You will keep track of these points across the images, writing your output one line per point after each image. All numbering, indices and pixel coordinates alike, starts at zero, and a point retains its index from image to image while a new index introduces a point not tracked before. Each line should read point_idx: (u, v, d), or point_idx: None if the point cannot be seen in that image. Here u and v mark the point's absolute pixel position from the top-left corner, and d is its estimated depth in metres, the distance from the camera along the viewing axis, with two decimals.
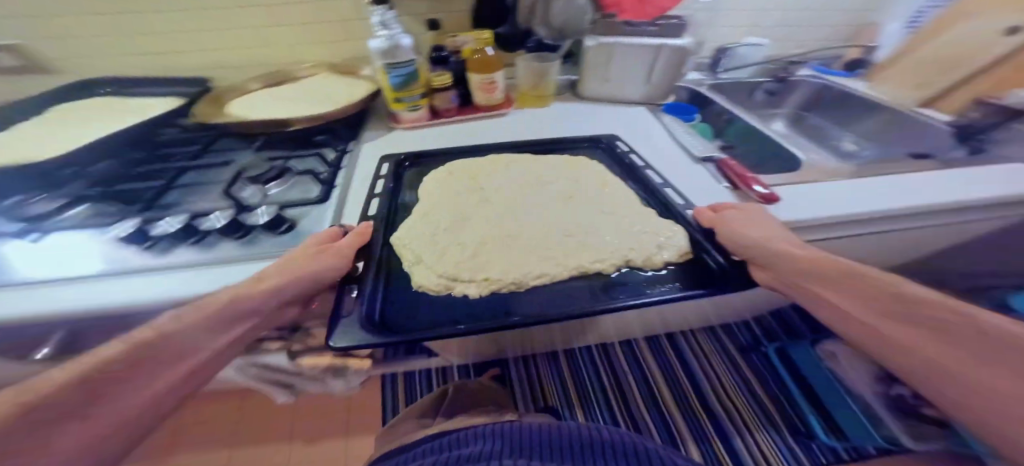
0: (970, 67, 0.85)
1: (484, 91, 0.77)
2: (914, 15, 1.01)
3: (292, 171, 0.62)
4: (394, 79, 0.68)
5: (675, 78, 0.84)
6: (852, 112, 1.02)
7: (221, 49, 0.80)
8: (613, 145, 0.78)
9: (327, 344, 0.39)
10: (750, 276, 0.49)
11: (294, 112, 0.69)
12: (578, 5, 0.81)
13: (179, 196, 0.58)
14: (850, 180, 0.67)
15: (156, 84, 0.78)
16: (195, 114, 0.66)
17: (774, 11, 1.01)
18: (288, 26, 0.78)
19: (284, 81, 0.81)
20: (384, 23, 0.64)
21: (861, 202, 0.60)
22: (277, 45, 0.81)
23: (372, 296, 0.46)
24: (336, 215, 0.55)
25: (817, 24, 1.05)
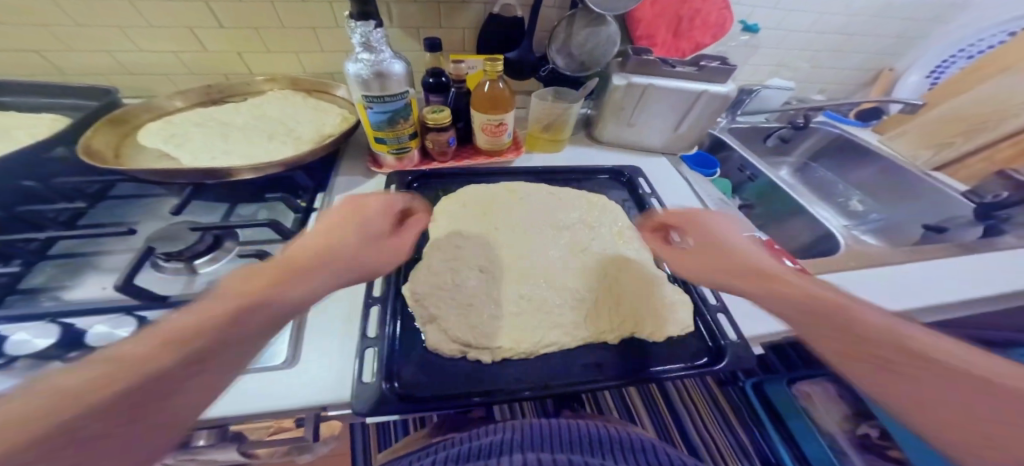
0: (997, 131, 0.78)
1: (490, 133, 0.64)
2: (938, 66, 0.96)
3: (235, 239, 0.44)
4: (377, 114, 0.53)
5: (707, 127, 0.74)
6: (862, 167, 0.96)
7: (137, 51, 0.60)
8: (635, 183, 0.69)
9: (355, 415, 0.34)
10: (747, 359, 0.42)
11: (233, 151, 0.50)
12: (609, 33, 0.67)
13: (44, 277, 0.37)
14: (897, 266, 0.58)
15: (46, 94, 0.58)
16: (85, 150, 0.45)
17: (806, 52, 0.91)
18: (233, 29, 0.60)
19: (226, 100, 0.63)
20: (366, 42, 0.48)
21: (905, 296, 0.54)
22: (221, 51, 0.62)
23: (382, 361, 0.38)
24: (293, 338, 0.39)
25: (839, 68, 0.98)
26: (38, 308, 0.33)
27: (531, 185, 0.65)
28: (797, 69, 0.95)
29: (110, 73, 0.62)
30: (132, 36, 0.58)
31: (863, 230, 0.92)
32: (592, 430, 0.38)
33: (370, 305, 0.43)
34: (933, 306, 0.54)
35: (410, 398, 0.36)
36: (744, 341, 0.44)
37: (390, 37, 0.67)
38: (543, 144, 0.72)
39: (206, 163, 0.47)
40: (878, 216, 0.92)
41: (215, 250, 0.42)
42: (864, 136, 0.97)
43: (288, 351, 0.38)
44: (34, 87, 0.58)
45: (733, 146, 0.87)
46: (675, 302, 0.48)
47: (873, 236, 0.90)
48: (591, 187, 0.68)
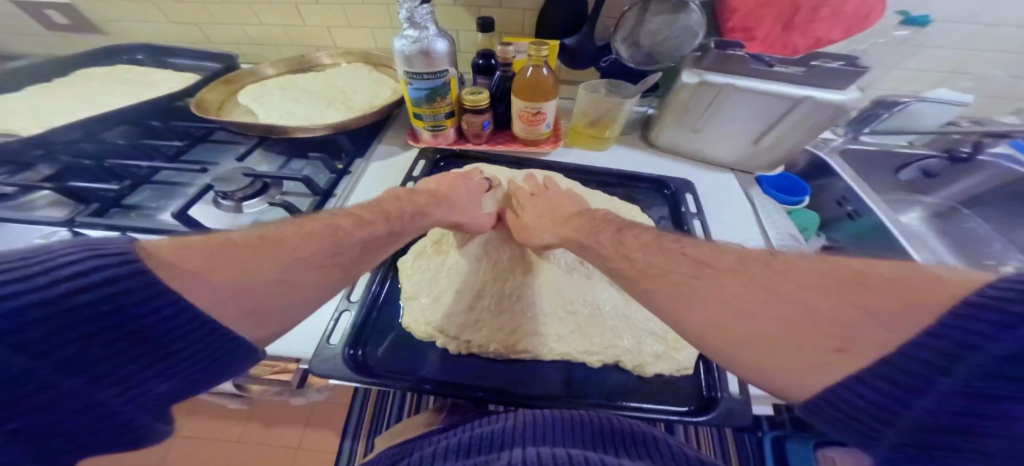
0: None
1: (526, 121, 0.61)
2: None
3: (276, 189, 0.52)
4: (416, 90, 0.54)
5: (803, 144, 0.58)
6: None
7: (254, 23, 0.73)
8: (678, 199, 0.60)
9: (311, 371, 0.39)
10: (733, 421, 0.37)
11: (294, 112, 0.59)
12: (689, 24, 0.56)
13: (147, 199, 0.51)
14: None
15: (194, 55, 0.76)
16: (200, 103, 0.59)
17: (1015, 53, 0.62)
18: (319, 5, 0.67)
19: (310, 69, 0.73)
20: (411, 18, 0.49)
21: None
22: (313, 26, 0.71)
23: (354, 327, 0.42)
24: None
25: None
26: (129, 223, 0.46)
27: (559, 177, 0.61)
28: (990, 77, 0.66)
29: (237, 42, 0.77)
30: (251, 10, 0.70)
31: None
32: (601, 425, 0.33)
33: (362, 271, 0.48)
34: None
35: (365, 369, 0.39)
36: (745, 398, 0.38)
37: (451, 14, 0.68)
38: (583, 140, 0.67)
39: (273, 120, 0.56)
40: None
41: (259, 195, 0.51)
42: None
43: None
44: (189, 52, 0.75)
45: (842, 173, 0.67)
46: (679, 339, 0.44)
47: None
48: (625, 194, 0.62)
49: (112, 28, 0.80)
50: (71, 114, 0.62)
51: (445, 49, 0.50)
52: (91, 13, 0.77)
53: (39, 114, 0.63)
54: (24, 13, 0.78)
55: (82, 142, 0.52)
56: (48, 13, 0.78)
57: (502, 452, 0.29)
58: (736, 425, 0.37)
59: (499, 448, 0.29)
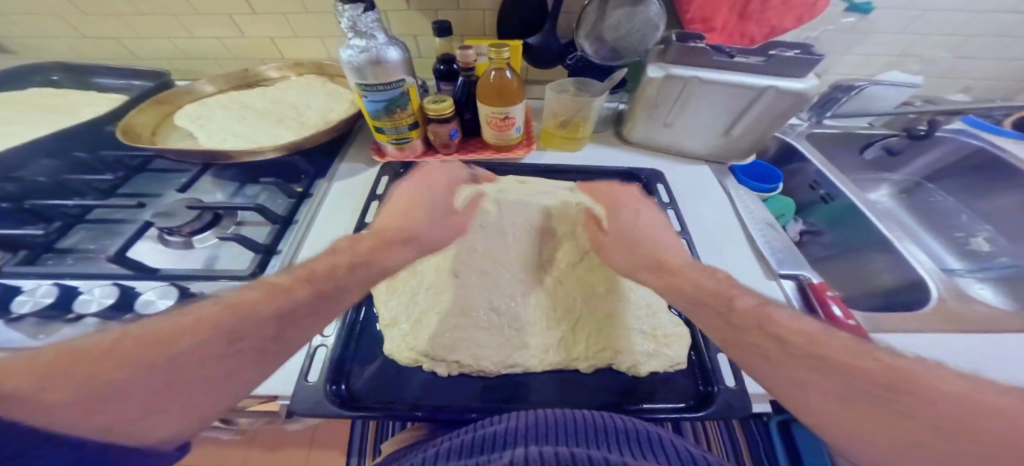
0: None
1: (495, 126, 0.59)
2: None
3: (232, 219, 0.49)
4: (373, 103, 0.51)
5: (768, 131, 0.59)
6: (991, 189, 0.71)
7: (186, 36, 0.66)
8: (650, 189, 0.61)
9: (290, 412, 0.37)
10: (728, 414, 0.37)
11: (242, 133, 0.55)
12: (649, 16, 0.56)
13: (79, 240, 0.46)
14: (1015, 337, 0.42)
15: (118, 73, 0.68)
16: (126, 129, 0.53)
17: (949, 35, 0.66)
18: (258, 15, 0.62)
19: (257, 84, 0.68)
20: (355, 27, 0.45)
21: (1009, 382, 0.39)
22: (254, 37, 0.66)
23: (333, 361, 0.40)
24: None
25: (1001, 58, 0.69)
26: (67, 269, 0.41)
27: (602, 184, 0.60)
28: (929, 59, 0.70)
29: (170, 57, 0.71)
30: (183, 23, 0.64)
31: (979, 277, 0.68)
32: (584, 423, 0.30)
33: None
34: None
35: (353, 404, 0.38)
36: (740, 388, 0.39)
37: (407, 20, 0.64)
38: (556, 141, 0.66)
39: (215, 144, 0.52)
40: (1011, 261, 0.66)
41: (211, 228, 0.47)
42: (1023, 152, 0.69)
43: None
44: (111, 69, 0.68)
45: (809, 156, 0.70)
46: (668, 335, 0.44)
47: (992, 286, 0.66)
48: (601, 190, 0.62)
49: (18, 46, 0.71)
50: None
51: (399, 57, 0.48)
52: None
53: None
54: None
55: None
56: None
57: (506, 451, 0.25)
58: (733, 419, 0.37)
59: (499, 449, 0.26)
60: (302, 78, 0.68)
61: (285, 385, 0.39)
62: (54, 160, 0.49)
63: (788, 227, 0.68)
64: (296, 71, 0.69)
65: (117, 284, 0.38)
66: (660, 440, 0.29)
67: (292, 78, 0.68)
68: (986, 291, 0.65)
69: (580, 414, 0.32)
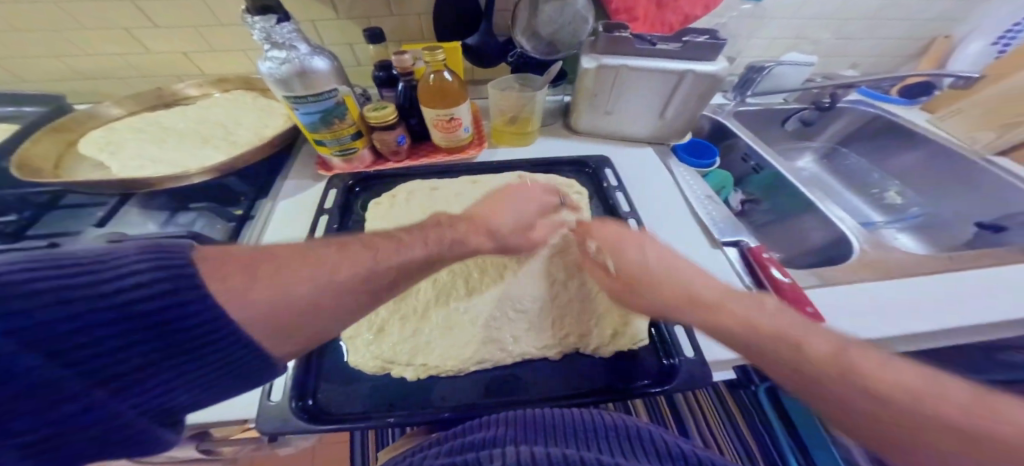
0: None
1: (442, 129, 0.59)
2: (1004, 35, 0.77)
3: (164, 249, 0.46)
4: (307, 115, 0.49)
5: (698, 112, 0.64)
6: (887, 148, 0.81)
7: (91, 57, 0.62)
8: (599, 176, 0.64)
9: (258, 431, 0.35)
10: (691, 381, 0.40)
11: (165, 160, 0.52)
12: (577, 10, 0.59)
13: None
14: (915, 280, 0.48)
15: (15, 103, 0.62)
16: (24, 164, 0.48)
17: (835, 18, 0.75)
18: (161, 30, 0.58)
19: (174, 102, 0.65)
20: (270, 38, 0.43)
21: (914, 319, 0.44)
22: (167, 55, 0.62)
23: (297, 378, 0.39)
24: None
25: (875, 37, 0.80)
26: None
27: (554, 176, 0.62)
28: (821, 40, 0.79)
29: (65, 78, 0.65)
30: (84, 44, 0.60)
31: (897, 227, 0.76)
32: (576, 418, 0.33)
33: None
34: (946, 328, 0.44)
35: (324, 417, 0.37)
36: (698, 358, 0.41)
37: (337, 29, 0.63)
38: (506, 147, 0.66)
39: (135, 174, 0.48)
40: (921, 210, 0.76)
41: None
42: (911, 117, 0.79)
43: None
44: None
45: (739, 133, 0.76)
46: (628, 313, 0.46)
47: (908, 234, 0.74)
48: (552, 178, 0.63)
49: None
50: None
51: (327, 65, 0.46)
52: None
53: None
54: None
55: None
56: None
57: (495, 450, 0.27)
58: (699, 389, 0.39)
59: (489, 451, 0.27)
60: (229, 94, 0.65)
61: (246, 406, 0.37)
62: None
63: (730, 199, 0.74)
64: (219, 87, 0.65)
65: None
66: (650, 436, 0.32)
67: (214, 94, 0.65)
68: (904, 239, 0.74)
69: (577, 413, 0.34)
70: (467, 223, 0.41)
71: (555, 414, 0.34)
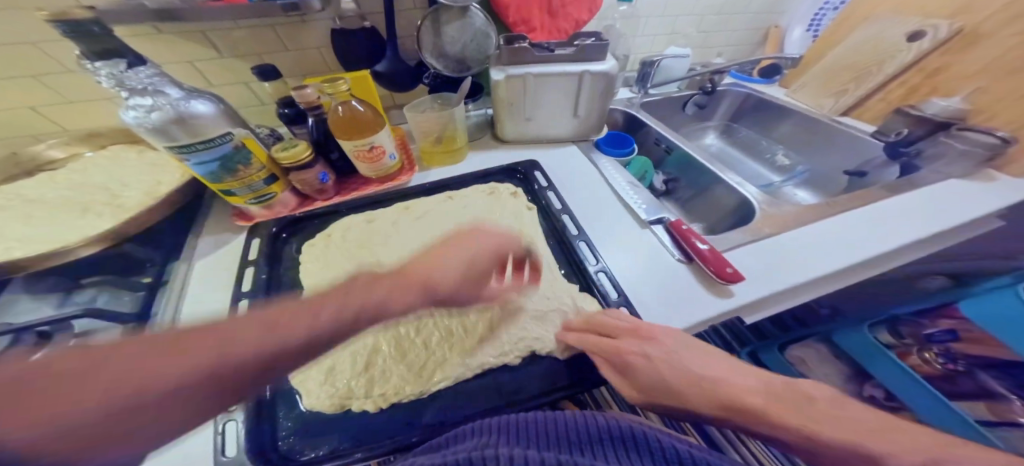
0: (880, 75, 0.75)
1: (366, 160, 0.58)
2: (814, 18, 0.96)
3: None
4: (200, 165, 0.45)
5: (605, 108, 0.69)
6: (764, 120, 0.95)
7: None
8: (530, 179, 0.67)
9: None
10: None
11: (31, 237, 0.45)
12: (478, 27, 0.62)
13: None
14: (805, 229, 0.56)
15: None
16: None
17: (696, 15, 0.88)
18: (9, 81, 0.53)
19: (34, 169, 0.58)
20: (123, 84, 0.39)
21: (806, 261, 0.51)
22: (10, 111, 0.56)
23: (250, 427, 0.36)
24: None
25: (725, 30, 0.96)
26: None
27: (488, 189, 0.64)
28: (689, 34, 0.92)
29: None
30: None
31: (794, 183, 0.88)
32: (568, 420, 0.35)
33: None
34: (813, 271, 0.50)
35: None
36: None
37: (220, 68, 0.59)
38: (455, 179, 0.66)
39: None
40: (805, 168, 0.87)
41: None
42: (773, 93, 0.93)
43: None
44: None
45: (648, 122, 0.84)
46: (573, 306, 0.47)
47: (802, 188, 0.86)
48: (487, 189, 0.65)
49: None
50: None
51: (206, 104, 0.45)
52: None
53: None
54: None
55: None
56: None
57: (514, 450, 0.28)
58: None
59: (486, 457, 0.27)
60: (105, 149, 0.61)
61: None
62: None
63: (654, 181, 0.81)
64: (91, 144, 0.61)
65: None
66: (644, 438, 0.34)
67: (86, 153, 0.60)
68: (800, 192, 0.86)
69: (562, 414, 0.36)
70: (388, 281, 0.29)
71: (542, 418, 0.35)
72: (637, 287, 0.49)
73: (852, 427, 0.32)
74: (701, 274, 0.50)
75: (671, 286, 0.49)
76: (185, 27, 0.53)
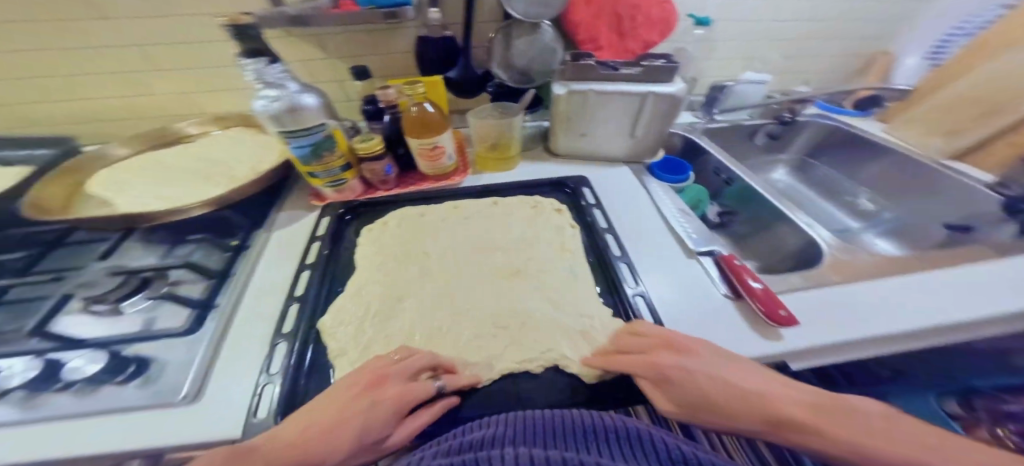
0: (1011, 117, 0.65)
1: (427, 157, 0.63)
2: (937, 45, 0.86)
3: (165, 278, 0.52)
4: (298, 148, 0.52)
5: (666, 130, 0.68)
6: (848, 158, 0.86)
7: (115, 104, 0.70)
8: (578, 194, 0.67)
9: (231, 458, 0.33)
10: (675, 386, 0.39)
11: (163, 195, 0.56)
12: (546, 43, 0.64)
13: None
14: (891, 280, 0.49)
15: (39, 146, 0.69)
16: (33, 206, 0.53)
17: (779, 42, 0.84)
18: (175, 71, 0.67)
19: (175, 141, 0.72)
20: (262, 78, 0.47)
21: (889, 313, 0.45)
22: (168, 94, 0.70)
23: (284, 394, 0.37)
24: (190, 378, 0.38)
25: (816, 55, 0.89)
26: None
27: (534, 200, 0.66)
28: (772, 58, 0.87)
29: (87, 121, 0.72)
30: (105, 91, 0.68)
31: (875, 232, 0.79)
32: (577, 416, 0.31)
33: (276, 343, 0.43)
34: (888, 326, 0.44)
35: None
36: None
37: (327, 67, 0.68)
38: (503, 186, 0.69)
39: (136, 208, 0.53)
40: (892, 215, 0.77)
41: (140, 291, 0.50)
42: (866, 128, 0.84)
43: (193, 384, 0.38)
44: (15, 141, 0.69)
45: (710, 149, 0.81)
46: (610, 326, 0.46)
47: (886, 239, 0.76)
48: (533, 199, 0.67)
49: None
50: None
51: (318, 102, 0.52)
52: None
53: None
54: None
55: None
56: None
57: (489, 450, 0.25)
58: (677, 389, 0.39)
59: (487, 448, 0.25)
60: (227, 130, 0.74)
61: (226, 426, 0.34)
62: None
63: (708, 212, 0.77)
64: (219, 125, 0.74)
65: (38, 358, 0.40)
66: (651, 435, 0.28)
67: (214, 131, 0.73)
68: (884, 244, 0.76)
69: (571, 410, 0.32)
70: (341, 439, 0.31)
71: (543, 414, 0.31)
72: (679, 317, 0.46)
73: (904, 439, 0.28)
74: (750, 312, 0.46)
75: (717, 319, 0.45)
76: (305, 32, 0.63)
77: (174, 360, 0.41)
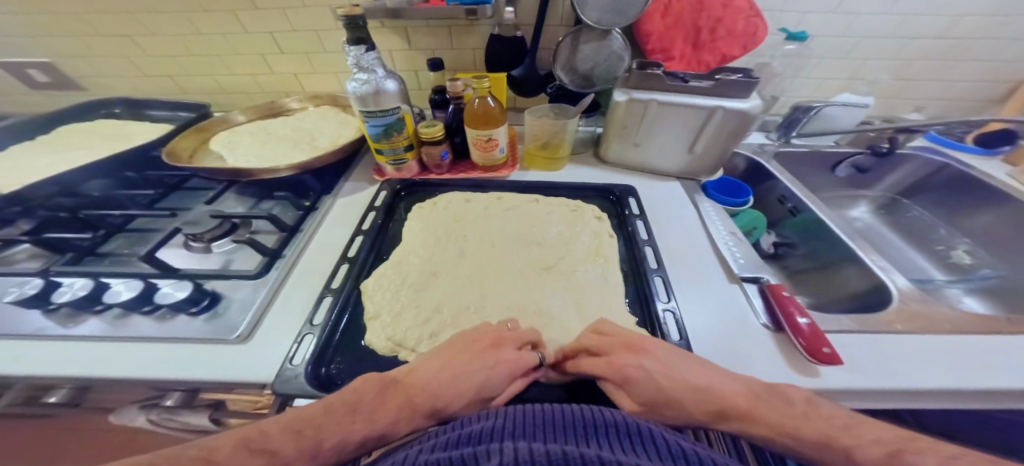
0: None
1: (481, 148, 0.67)
2: None
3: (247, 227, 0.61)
4: (374, 126, 0.59)
5: (728, 149, 0.64)
6: (955, 203, 0.74)
7: (241, 77, 0.85)
8: (622, 203, 0.67)
9: (271, 391, 0.38)
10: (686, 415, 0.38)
11: (261, 157, 0.66)
12: (614, 49, 0.64)
13: (112, 263, 0.55)
14: (977, 340, 0.42)
15: (179, 107, 0.86)
16: (171, 154, 0.67)
17: (884, 65, 0.75)
18: (287, 55, 0.79)
19: (279, 113, 0.85)
20: (359, 63, 0.54)
21: (958, 372, 0.39)
22: (279, 72, 0.83)
23: (318, 346, 0.42)
24: (249, 320, 0.45)
25: (933, 81, 0.77)
26: (95, 270, 0.51)
27: (576, 203, 0.67)
28: (876, 80, 0.78)
29: (221, 90, 0.89)
30: (236, 66, 0.82)
31: (964, 288, 0.66)
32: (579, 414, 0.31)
33: (324, 296, 0.49)
34: (958, 390, 0.38)
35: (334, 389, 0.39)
36: None
37: (408, 57, 0.75)
38: (547, 186, 0.71)
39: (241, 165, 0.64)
40: (993, 273, 0.65)
41: (228, 235, 0.60)
42: (987, 169, 0.71)
43: (247, 326, 0.45)
44: (165, 103, 0.87)
45: (778, 174, 0.75)
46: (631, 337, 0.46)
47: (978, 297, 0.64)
48: (574, 202, 0.67)
49: (111, 89, 0.92)
50: (48, 166, 0.70)
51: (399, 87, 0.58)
52: (74, 73, 0.89)
53: (30, 170, 0.70)
54: (57, 90, 0.93)
55: (59, 196, 0.60)
56: (34, 73, 0.88)
57: (490, 444, 0.25)
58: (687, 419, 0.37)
59: (486, 442, 0.25)
60: (319, 108, 0.85)
61: (268, 370, 0.40)
62: (139, 194, 0.67)
63: (762, 240, 0.72)
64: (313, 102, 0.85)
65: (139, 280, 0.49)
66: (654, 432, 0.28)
67: (309, 108, 0.85)
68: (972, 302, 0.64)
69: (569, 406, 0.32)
70: (399, 395, 0.34)
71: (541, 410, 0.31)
72: (707, 340, 0.44)
73: (861, 426, 0.29)
74: (789, 347, 0.43)
75: (751, 350, 0.42)
76: (395, 24, 0.70)
77: (240, 299, 0.49)
